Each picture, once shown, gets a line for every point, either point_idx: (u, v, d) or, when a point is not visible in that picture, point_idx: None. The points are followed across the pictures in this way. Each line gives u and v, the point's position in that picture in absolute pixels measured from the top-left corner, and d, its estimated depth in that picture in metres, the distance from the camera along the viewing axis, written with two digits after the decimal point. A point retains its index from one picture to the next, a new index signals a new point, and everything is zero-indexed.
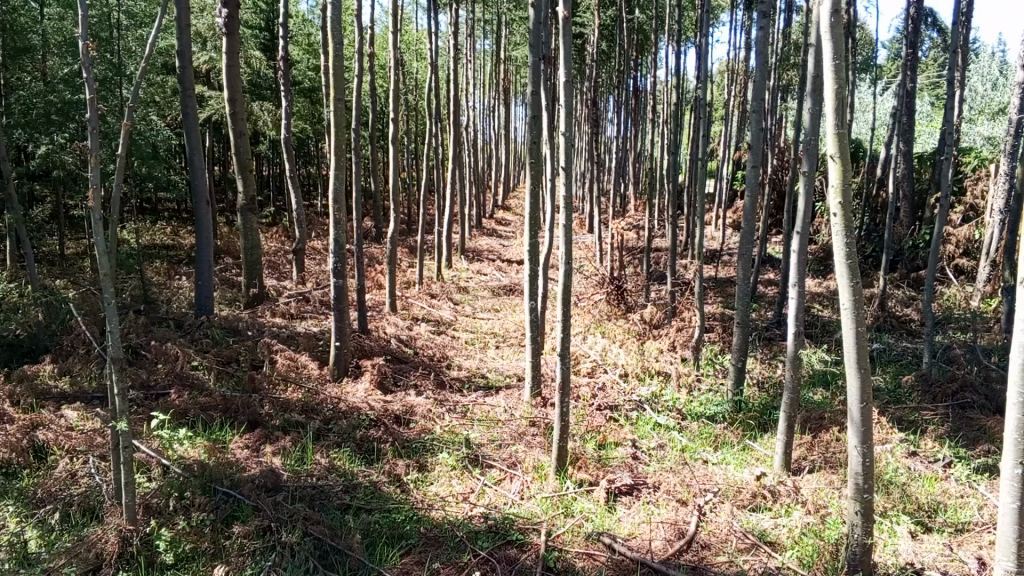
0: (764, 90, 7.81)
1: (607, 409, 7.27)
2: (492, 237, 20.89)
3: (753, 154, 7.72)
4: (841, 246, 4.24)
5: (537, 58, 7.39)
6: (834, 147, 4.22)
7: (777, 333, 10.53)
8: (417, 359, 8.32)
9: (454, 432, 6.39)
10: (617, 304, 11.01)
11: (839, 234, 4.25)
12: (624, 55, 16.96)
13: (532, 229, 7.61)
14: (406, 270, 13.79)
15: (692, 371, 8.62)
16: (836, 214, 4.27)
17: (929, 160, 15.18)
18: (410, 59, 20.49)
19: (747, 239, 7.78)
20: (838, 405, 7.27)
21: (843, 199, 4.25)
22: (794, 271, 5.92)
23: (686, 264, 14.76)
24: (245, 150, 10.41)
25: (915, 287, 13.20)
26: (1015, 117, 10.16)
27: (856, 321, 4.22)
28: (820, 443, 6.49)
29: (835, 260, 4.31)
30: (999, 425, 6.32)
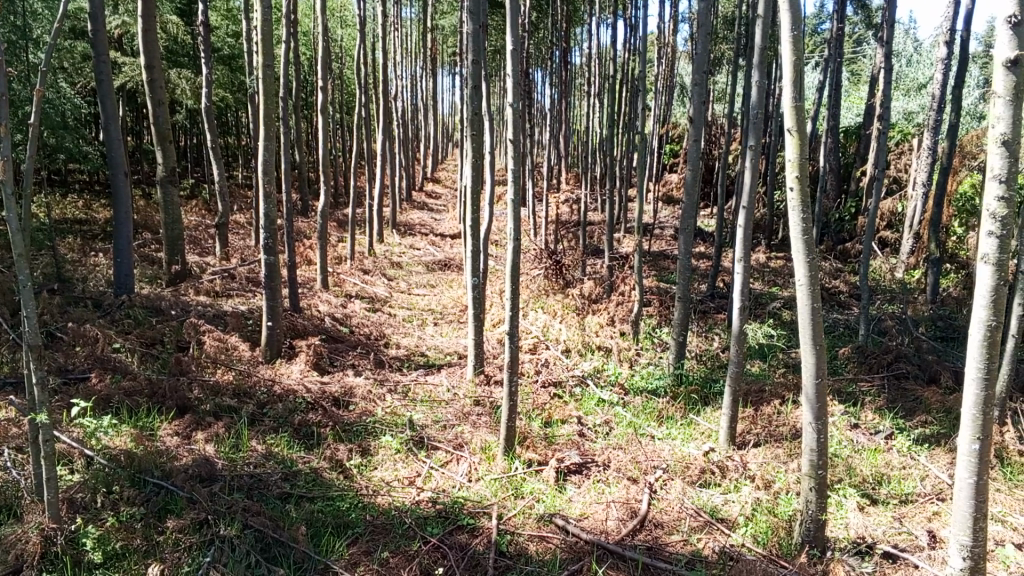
0: (705, 63, 7.75)
1: (551, 386, 7.17)
2: (423, 210, 20.56)
3: (694, 128, 7.66)
4: (797, 221, 4.21)
5: (476, 26, 7.14)
6: (791, 121, 4.14)
7: (712, 306, 10.62)
8: (353, 337, 8.06)
9: (397, 413, 6.19)
10: (555, 279, 10.92)
11: (795, 209, 4.21)
12: (555, 26, 16.76)
13: (473, 202, 7.40)
14: (336, 245, 13.42)
15: (632, 346, 8.61)
16: (791, 188, 4.22)
17: (854, 135, 15.52)
18: (336, 27, 19.89)
19: (689, 214, 7.75)
20: (778, 377, 7.34)
21: (800, 174, 4.19)
22: (739, 245, 5.90)
23: (620, 237, 14.78)
24: (164, 119, 9.86)
25: (842, 259, 13.51)
26: (939, 93, 10.37)
27: (811, 296, 4.20)
28: (763, 416, 6.53)
29: (792, 235, 4.28)
30: (934, 396, 6.47)
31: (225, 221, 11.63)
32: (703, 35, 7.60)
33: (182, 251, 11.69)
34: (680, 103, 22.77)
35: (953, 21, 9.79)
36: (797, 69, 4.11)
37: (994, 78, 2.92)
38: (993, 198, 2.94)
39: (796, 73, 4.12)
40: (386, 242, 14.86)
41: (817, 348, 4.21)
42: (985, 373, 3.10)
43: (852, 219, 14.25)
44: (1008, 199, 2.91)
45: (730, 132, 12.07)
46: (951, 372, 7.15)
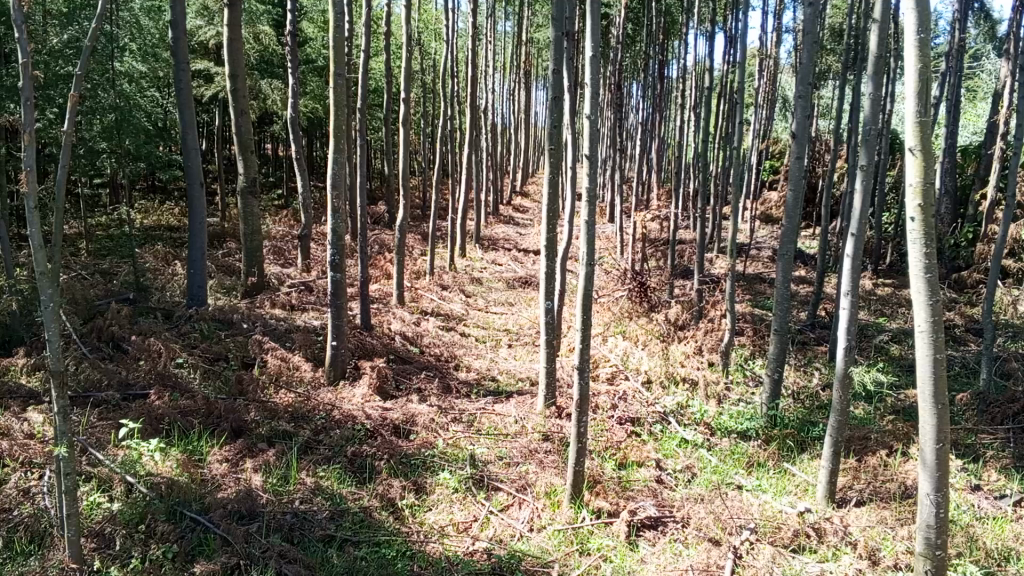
0: (812, 74, 7.02)
1: (629, 422, 6.62)
2: (510, 225, 20.25)
3: (795, 143, 6.98)
4: (918, 256, 3.59)
5: (558, 33, 6.68)
6: (914, 139, 3.52)
7: (811, 337, 9.84)
8: (422, 359, 7.69)
9: (460, 446, 5.76)
10: (640, 301, 10.36)
11: (916, 241, 3.59)
12: (650, 38, 16.16)
13: (550, 221, 6.91)
14: (417, 258, 13.20)
15: (720, 379, 7.99)
16: (913, 217, 3.59)
17: (972, 154, 14.34)
18: (429, 39, 19.80)
19: (789, 238, 7.07)
20: (885, 423, 6.59)
21: (923, 201, 3.55)
22: (845, 276, 5.23)
23: (713, 258, 14.08)
24: (247, 129, 9.77)
25: (957, 287, 12.41)
26: None
27: (935, 346, 3.59)
28: (867, 470, 5.84)
29: (911, 271, 3.66)
30: None
31: (307, 233, 11.50)
32: (807, 44, 6.92)
33: (264, 262, 11.64)
34: (781, 118, 21.77)
35: None
36: (922, 79, 3.48)
37: None
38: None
39: (920, 84, 3.49)
40: (469, 256, 14.58)
41: (938, 404, 3.60)
42: None
43: (970, 245, 13.13)
44: None
45: (836, 151, 11.22)
46: None
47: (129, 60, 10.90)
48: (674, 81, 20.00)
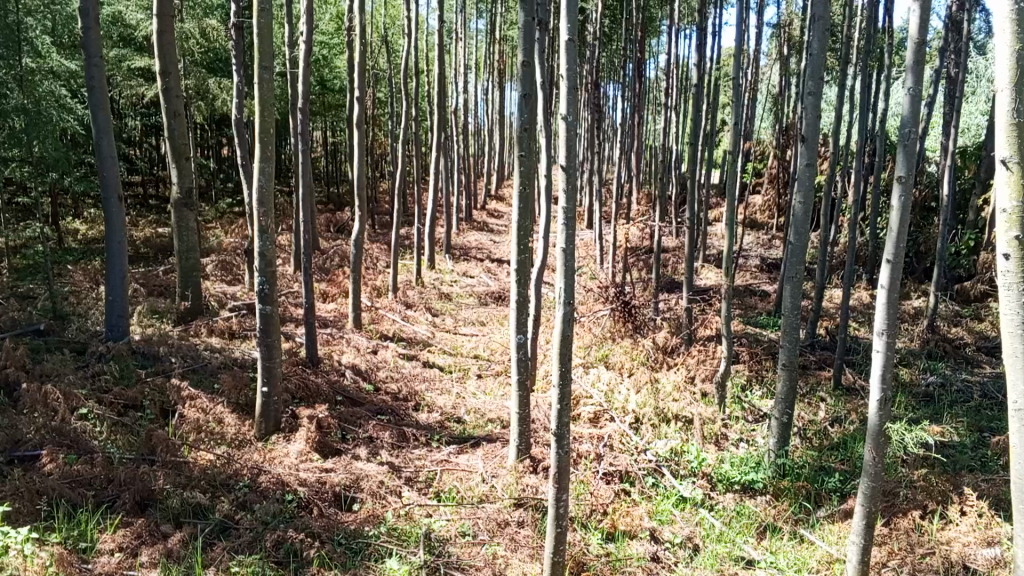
0: (824, 68, 5.99)
1: (615, 479, 5.66)
2: (482, 231, 19.20)
3: (806, 148, 6.05)
4: (1015, 307, 2.61)
5: (529, 19, 5.65)
6: (1010, 147, 2.52)
7: (812, 360, 8.92)
8: (375, 399, 6.66)
9: (414, 520, 4.75)
10: (624, 321, 9.41)
11: (1012, 289, 2.61)
12: (629, 33, 15.19)
13: (521, 242, 5.85)
14: (380, 272, 12.16)
15: (717, 416, 7.03)
16: (1008, 254, 2.61)
17: (972, 156, 13.25)
18: (395, 36, 18.69)
19: (798, 257, 6.10)
20: (915, 474, 5.70)
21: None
22: (881, 312, 4.20)
23: (699, 268, 13.16)
24: (181, 133, 8.64)
25: (959, 299, 11.60)
26: None
27: None
28: (900, 538, 4.93)
29: (1004, 329, 2.68)
30: None
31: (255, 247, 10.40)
32: (819, 31, 5.97)
33: (207, 281, 10.54)
34: (764, 117, 20.91)
35: None
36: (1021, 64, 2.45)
37: None
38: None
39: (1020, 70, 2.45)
40: (438, 268, 13.56)
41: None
42: None
43: (970, 254, 12.28)
44: None
45: (833, 154, 10.25)
46: None
47: (53, 56, 9.73)
48: (655, 81, 19.05)
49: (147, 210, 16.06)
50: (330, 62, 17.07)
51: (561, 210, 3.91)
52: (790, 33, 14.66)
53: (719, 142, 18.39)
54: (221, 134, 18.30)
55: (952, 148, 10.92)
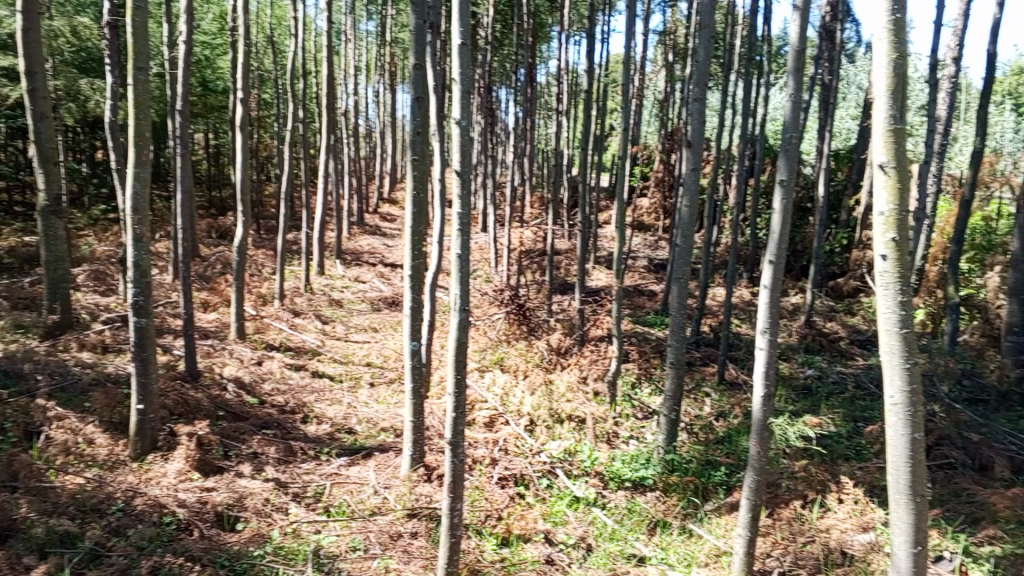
0: (707, 76, 6.14)
1: (510, 483, 5.61)
2: (374, 235, 18.90)
3: (692, 153, 6.18)
4: (891, 305, 2.77)
5: (418, 21, 5.55)
6: (886, 153, 2.68)
7: (698, 357, 9.14)
8: (261, 412, 6.41)
9: (301, 537, 4.58)
10: (518, 324, 9.42)
11: (888, 288, 2.77)
12: (520, 38, 15.28)
13: (414, 248, 5.75)
14: (268, 279, 11.78)
15: (609, 415, 7.11)
16: (884, 256, 2.77)
17: (844, 160, 13.95)
18: (282, 36, 18.20)
19: (685, 259, 6.22)
20: (796, 466, 5.92)
21: (897, 234, 2.73)
22: (762, 310, 4.32)
23: (590, 269, 13.34)
24: (47, 136, 8.11)
25: (834, 295, 12.19)
26: (942, 115, 8.96)
27: (914, 426, 2.82)
28: (783, 527, 5.11)
29: (880, 326, 2.84)
30: (1001, 501, 5.25)
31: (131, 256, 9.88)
32: (704, 39, 6.12)
33: (79, 292, 9.94)
34: (652, 122, 21.43)
35: (960, 33, 8.58)
36: (895, 72, 2.65)
37: None
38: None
39: (895, 78, 2.66)
40: (328, 274, 13.25)
41: (922, 502, 2.84)
42: None
43: (843, 252, 12.93)
44: None
45: (717, 158, 10.57)
46: (1007, 458, 5.87)
47: None
48: (546, 85, 19.24)
49: (11, 217, 15.04)
50: (212, 62, 16.43)
51: (456, 215, 3.87)
52: (675, 40, 15.07)
53: (609, 146, 18.72)
54: (95, 137, 17.38)
55: (825, 153, 11.43)
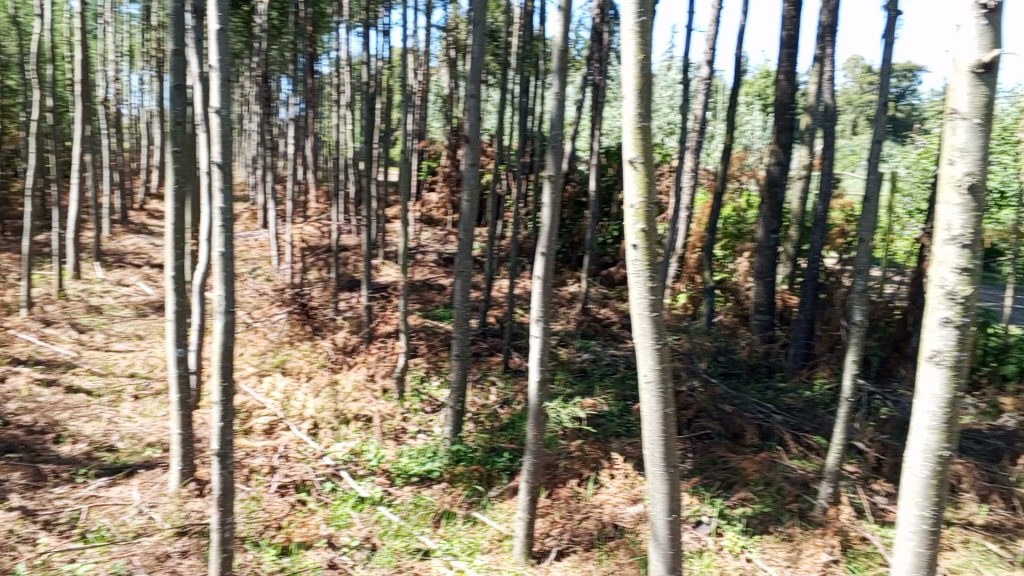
0: (481, 72, 6.26)
1: (290, 490, 5.44)
2: (142, 234, 17.58)
3: (469, 148, 6.24)
4: (643, 290, 3.06)
5: (177, 4, 5.18)
6: (636, 150, 2.96)
7: (485, 347, 9.27)
8: (4, 436, 5.76)
9: (53, 569, 4.17)
10: (302, 324, 9.14)
11: (640, 274, 3.05)
12: (298, 27, 14.79)
13: (180, 248, 5.39)
14: (14, 285, 10.60)
15: (396, 411, 7.08)
16: (636, 245, 3.04)
17: (615, 155, 14.76)
18: (27, 16, 16.42)
19: (465, 253, 6.26)
20: (574, 447, 6.19)
21: (647, 225, 3.02)
22: (535, 299, 4.47)
23: (377, 264, 13.20)
24: None
25: (609, 283, 12.89)
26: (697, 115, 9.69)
27: (665, 402, 3.16)
28: (561, 506, 5.33)
29: (634, 310, 3.12)
30: (750, 465, 5.80)
31: None
32: (477, 37, 6.21)
33: None
34: (437, 117, 21.56)
35: (712, 40, 9.36)
36: (641, 72, 2.97)
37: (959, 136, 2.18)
38: (950, 269, 2.22)
39: (641, 78, 2.98)
40: (88, 278, 12.14)
41: (676, 470, 3.21)
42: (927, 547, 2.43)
43: (615, 242, 13.71)
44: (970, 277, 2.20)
45: (498, 154, 10.80)
46: (755, 425, 6.49)
47: None
48: (328, 77, 18.79)
49: None
50: None
51: (218, 212, 3.68)
52: (456, 36, 15.23)
53: (394, 140, 18.62)
54: None
55: (597, 149, 12.02)
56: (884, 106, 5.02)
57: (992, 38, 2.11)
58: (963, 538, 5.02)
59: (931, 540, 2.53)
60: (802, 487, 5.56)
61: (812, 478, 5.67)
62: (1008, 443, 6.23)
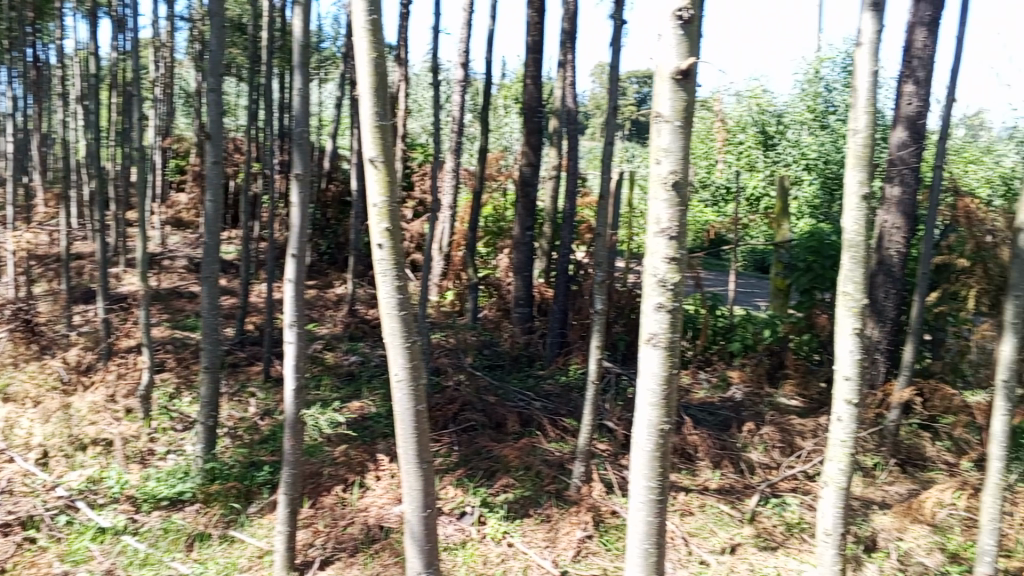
0: (223, 66, 5.90)
1: (15, 529, 4.94)
2: None
3: (212, 146, 5.86)
4: (390, 290, 3.16)
5: None
6: (375, 148, 3.06)
7: (243, 356, 8.72)
8: None
9: None
10: (27, 343, 8.18)
11: (387, 273, 3.14)
12: None
13: None
14: None
15: (142, 431, 6.54)
16: (381, 244, 3.13)
17: None
18: None
19: (212, 256, 5.79)
20: (338, 453, 6.07)
21: (390, 223, 3.12)
22: (289, 303, 4.32)
23: (119, 273, 12.11)
24: None
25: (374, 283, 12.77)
26: (455, 114, 9.85)
27: (417, 399, 3.28)
28: (325, 515, 5.20)
29: (382, 311, 3.20)
30: (512, 452, 5.99)
31: None
32: (215, 28, 5.85)
33: None
34: (184, 113, 20.20)
35: (465, 42, 9.58)
36: (377, 72, 3.07)
37: (660, 140, 2.90)
38: (662, 260, 2.91)
39: (376, 77, 3.07)
40: None
41: (427, 463, 3.35)
42: (657, 485, 3.07)
43: None
44: (676, 264, 2.91)
45: (251, 152, 10.29)
46: (517, 414, 6.71)
47: None
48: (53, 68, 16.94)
49: None
50: None
51: None
52: (202, 27, 14.32)
53: None
54: None
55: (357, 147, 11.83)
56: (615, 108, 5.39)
57: (688, 54, 2.87)
58: (699, 502, 5.52)
59: (655, 507, 3.11)
60: (559, 469, 5.86)
61: (567, 459, 5.99)
62: (736, 412, 6.92)
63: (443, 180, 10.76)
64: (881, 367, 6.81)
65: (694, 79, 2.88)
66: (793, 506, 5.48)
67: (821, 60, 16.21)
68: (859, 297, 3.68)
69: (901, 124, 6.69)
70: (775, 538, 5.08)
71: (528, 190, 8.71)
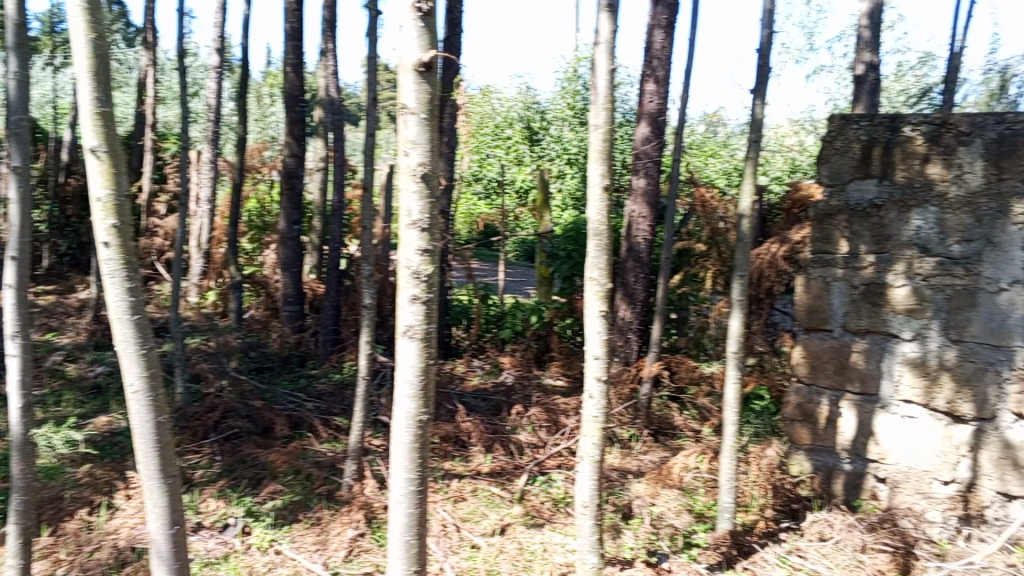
0: None
1: None
2: None
3: None
4: (119, 293, 2.90)
5: None
6: (96, 136, 2.80)
7: None
8: None
9: None
10: None
11: (115, 274, 2.88)
12: None
13: None
14: None
15: None
16: (107, 242, 2.85)
17: None
18: None
19: None
20: (83, 473, 5.54)
21: (117, 220, 2.85)
22: (7, 314, 3.81)
23: None
24: None
25: None
26: (211, 105, 9.31)
27: (158, 409, 3.05)
28: (67, 542, 4.73)
29: (111, 317, 2.93)
30: (279, 457, 5.77)
31: None
32: None
33: None
34: None
35: (219, 28, 9.07)
36: (96, 53, 2.82)
37: (409, 132, 2.89)
38: (415, 251, 2.91)
39: (96, 59, 2.82)
40: None
41: (174, 477, 3.14)
42: (416, 476, 3.09)
43: None
44: (429, 253, 2.91)
45: None
46: (285, 417, 6.47)
47: None
48: None
49: None
50: None
51: None
52: None
53: None
54: None
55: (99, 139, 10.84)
56: (373, 101, 5.33)
57: (431, 45, 2.89)
58: (471, 488, 5.60)
59: (415, 499, 3.12)
60: (329, 469, 5.74)
61: (338, 459, 5.90)
62: (506, 396, 7.10)
63: (200, 174, 10.14)
64: (634, 345, 7.32)
65: (437, 71, 2.91)
66: (558, 482, 5.73)
67: (579, 60, 17.02)
68: (604, 281, 3.90)
69: (644, 120, 7.20)
70: (543, 514, 5.28)
71: (292, 184, 8.42)
